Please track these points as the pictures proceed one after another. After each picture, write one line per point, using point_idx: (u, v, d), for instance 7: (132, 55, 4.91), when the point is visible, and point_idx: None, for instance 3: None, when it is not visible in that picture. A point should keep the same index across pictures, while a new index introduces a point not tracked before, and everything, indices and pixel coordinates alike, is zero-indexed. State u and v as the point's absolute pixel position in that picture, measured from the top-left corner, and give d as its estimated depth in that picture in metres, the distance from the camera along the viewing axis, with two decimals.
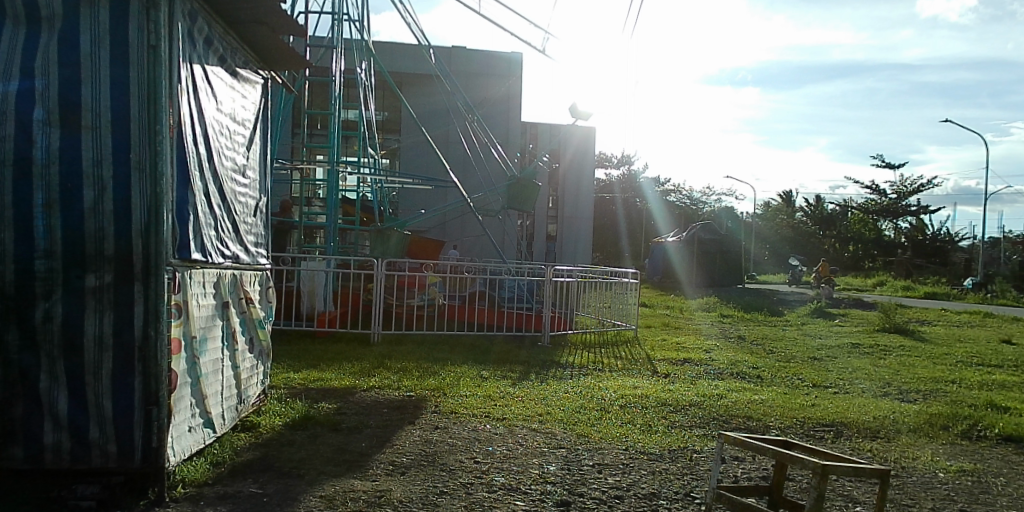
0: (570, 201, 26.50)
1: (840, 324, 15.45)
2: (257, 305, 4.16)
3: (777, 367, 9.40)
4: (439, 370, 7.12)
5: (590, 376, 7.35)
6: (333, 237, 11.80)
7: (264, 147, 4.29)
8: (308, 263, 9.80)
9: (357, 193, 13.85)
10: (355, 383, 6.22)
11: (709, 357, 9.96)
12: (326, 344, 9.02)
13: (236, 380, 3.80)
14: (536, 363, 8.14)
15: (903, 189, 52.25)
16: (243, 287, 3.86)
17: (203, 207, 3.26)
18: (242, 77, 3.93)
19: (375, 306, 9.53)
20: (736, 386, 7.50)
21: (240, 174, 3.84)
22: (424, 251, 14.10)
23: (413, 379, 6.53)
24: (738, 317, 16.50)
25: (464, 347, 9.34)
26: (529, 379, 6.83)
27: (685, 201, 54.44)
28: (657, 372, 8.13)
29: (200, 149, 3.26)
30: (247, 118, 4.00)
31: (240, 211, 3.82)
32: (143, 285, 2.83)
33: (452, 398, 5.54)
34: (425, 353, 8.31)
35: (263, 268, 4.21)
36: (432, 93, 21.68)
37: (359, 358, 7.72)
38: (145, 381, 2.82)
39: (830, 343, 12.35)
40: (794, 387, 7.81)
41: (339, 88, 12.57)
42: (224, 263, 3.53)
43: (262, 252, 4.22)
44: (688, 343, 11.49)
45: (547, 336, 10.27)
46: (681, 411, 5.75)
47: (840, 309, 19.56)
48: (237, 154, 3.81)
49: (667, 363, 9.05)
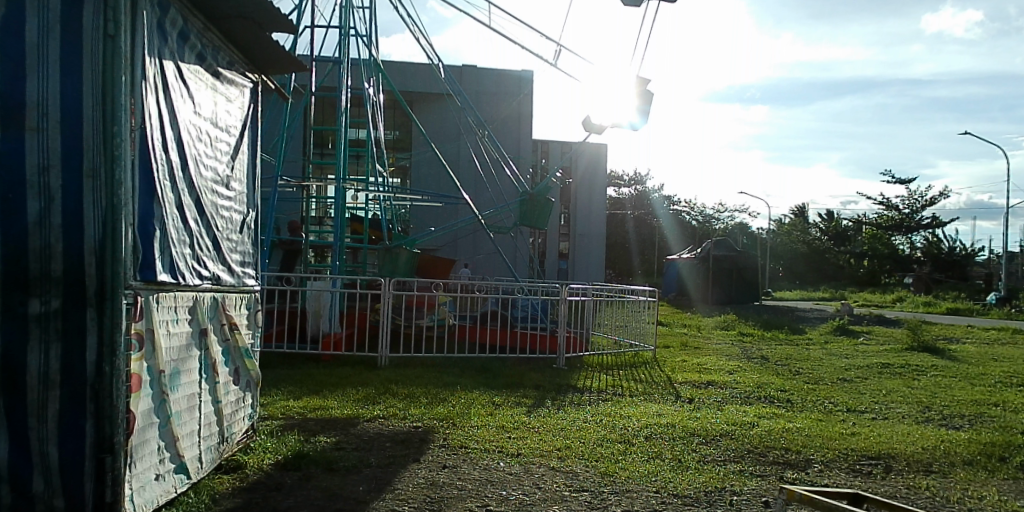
0: (581, 218, 26.05)
1: (864, 342, 14.93)
2: (244, 332, 3.74)
3: (806, 390, 8.90)
4: (449, 396, 6.68)
5: (610, 402, 6.90)
6: (340, 256, 11.42)
7: (254, 158, 3.89)
8: (314, 284, 9.36)
9: (364, 212, 13.44)
10: (358, 412, 5.79)
11: (734, 379, 9.46)
12: (330, 369, 8.59)
13: (217, 416, 3.37)
14: (552, 388, 7.69)
15: (916, 203, 51.68)
16: (226, 312, 3.45)
17: (176, 221, 2.87)
18: (226, 78, 3.53)
19: (382, 328, 9.06)
20: (768, 413, 6.99)
21: (222, 186, 3.44)
22: (434, 270, 13.69)
23: (420, 407, 6.08)
24: (758, 336, 16.01)
25: (476, 370, 8.89)
26: (545, 407, 6.37)
27: (697, 217, 53.92)
28: (681, 397, 7.67)
29: (172, 156, 2.86)
30: (233, 124, 3.60)
31: (223, 226, 3.42)
32: (97, 312, 2.42)
33: (462, 430, 5.10)
34: (434, 377, 7.88)
35: (251, 290, 3.80)
36: (443, 111, 21.42)
37: (365, 384, 7.30)
38: (98, 425, 2.41)
39: (858, 362, 11.81)
40: (827, 413, 7.30)
41: (345, 104, 12.23)
42: (202, 284, 3.12)
43: (251, 273, 3.82)
44: (709, 364, 10.99)
45: (562, 358, 9.77)
46: (712, 442, 5.27)
47: (862, 326, 19.00)
48: (219, 163, 3.41)
49: (690, 386, 8.55)
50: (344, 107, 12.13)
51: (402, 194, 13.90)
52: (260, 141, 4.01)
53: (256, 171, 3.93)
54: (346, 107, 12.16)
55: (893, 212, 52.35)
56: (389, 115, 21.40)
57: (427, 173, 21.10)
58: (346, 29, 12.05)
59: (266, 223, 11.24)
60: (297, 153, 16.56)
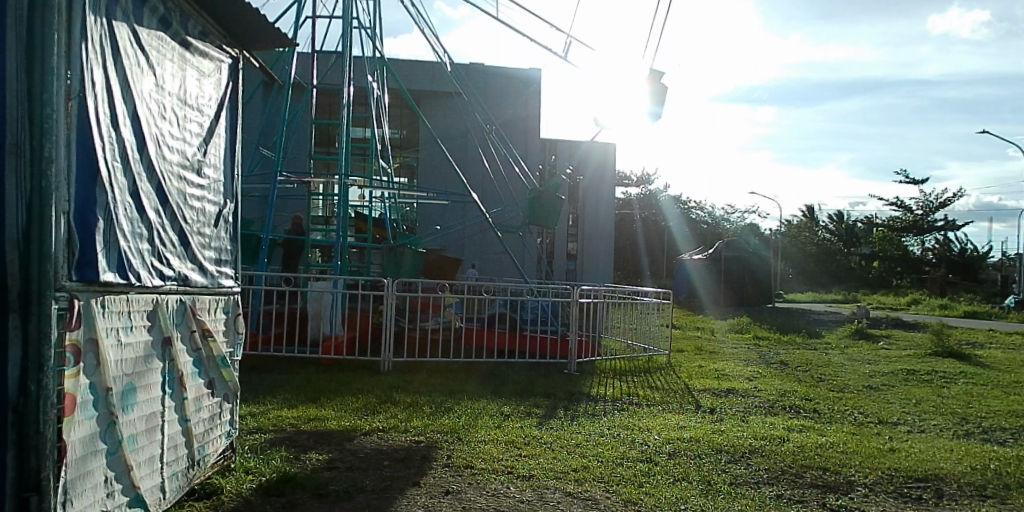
0: (590, 218, 25.58)
1: (886, 347, 14.41)
2: (219, 339, 3.29)
3: (832, 399, 8.44)
4: (455, 405, 6.23)
5: (626, 413, 6.44)
6: (342, 255, 10.98)
7: (233, 142, 3.46)
8: (316, 284, 8.95)
9: (368, 211, 13.00)
10: (356, 423, 5.35)
11: (756, 387, 8.99)
12: (330, 374, 8.16)
13: (186, 437, 2.91)
14: (564, 396, 7.24)
15: (929, 205, 51.00)
16: (197, 317, 3.01)
17: (130, 212, 2.44)
18: (198, 50, 3.10)
19: (386, 331, 8.59)
20: (797, 425, 6.52)
21: (192, 172, 2.99)
22: (441, 271, 13.32)
23: (424, 418, 5.64)
24: (774, 340, 15.51)
25: (484, 376, 8.45)
26: (558, 419, 5.90)
27: (706, 217, 53.38)
28: (701, 407, 7.22)
29: (124, 135, 2.43)
30: (206, 104, 3.16)
31: (193, 219, 2.98)
32: (20, 318, 1.99)
33: (469, 446, 4.64)
34: (439, 384, 7.44)
35: (229, 292, 3.36)
36: (450, 109, 21.00)
37: (365, 391, 6.87)
38: (20, 457, 1.97)
39: (882, 369, 11.30)
40: (859, 426, 6.83)
41: (350, 98, 11.82)
42: (165, 286, 2.68)
43: (228, 272, 3.37)
44: (727, 370, 10.52)
45: (573, 363, 9.31)
46: (742, 461, 4.81)
47: (881, 329, 18.44)
48: (189, 146, 2.97)
49: (710, 395, 8.09)
50: (347, 104, 11.77)
51: (407, 192, 13.47)
52: (240, 124, 3.57)
53: (235, 158, 3.50)
54: (350, 103, 11.79)
55: (906, 214, 51.64)
56: (396, 113, 20.98)
57: (435, 172, 20.69)
58: (350, 22, 11.67)
59: (267, 221, 10.82)
60: (302, 149, 16.16)
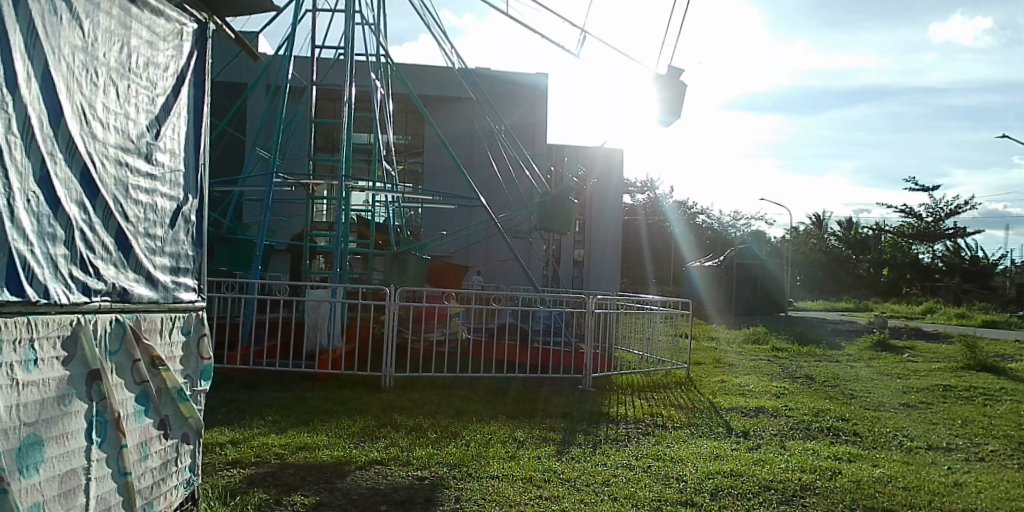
0: (597, 224, 24.95)
1: (914, 360, 13.72)
2: (175, 368, 2.66)
3: (869, 419, 7.79)
4: (463, 429, 5.60)
5: (652, 439, 5.81)
6: (341, 262, 10.32)
7: (200, 124, 2.85)
8: (313, 292, 8.30)
9: (370, 216, 12.38)
10: (350, 453, 4.73)
11: (787, 405, 8.34)
12: (327, 390, 7.54)
13: (126, 495, 2.27)
14: (580, 417, 6.62)
15: (940, 212, 50.25)
16: (143, 343, 2.39)
17: (35, 204, 1.83)
18: (149, 7, 2.48)
19: (387, 343, 7.90)
20: (842, 453, 5.88)
21: (138, 155, 2.36)
22: (447, 279, 12.81)
23: (428, 446, 5.02)
24: (794, 351, 14.85)
25: (493, 393, 7.81)
26: (578, 446, 5.28)
27: (713, 223, 52.72)
28: (732, 429, 6.58)
29: (33, 103, 1.83)
30: (160, 73, 2.54)
31: (138, 217, 2.35)
32: None
33: (480, 483, 4.01)
34: (445, 402, 6.81)
35: (189, 308, 2.74)
36: (455, 113, 20.40)
37: (362, 411, 6.25)
38: None
39: (915, 384, 10.63)
40: (908, 452, 6.19)
41: (350, 96, 11.15)
42: (91, 303, 2.06)
43: (187, 283, 2.74)
44: (750, 384, 9.89)
45: (588, 379, 8.66)
46: (795, 502, 4.17)
47: (904, 340, 17.73)
48: (133, 122, 2.35)
49: (739, 414, 7.45)
50: (348, 102, 11.11)
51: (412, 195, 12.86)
52: (210, 104, 2.97)
53: (203, 144, 2.89)
54: (350, 101, 11.10)
55: (917, 221, 50.91)
56: (400, 116, 20.38)
57: (439, 175, 20.11)
58: (353, 17, 11.08)
59: (262, 225, 10.19)
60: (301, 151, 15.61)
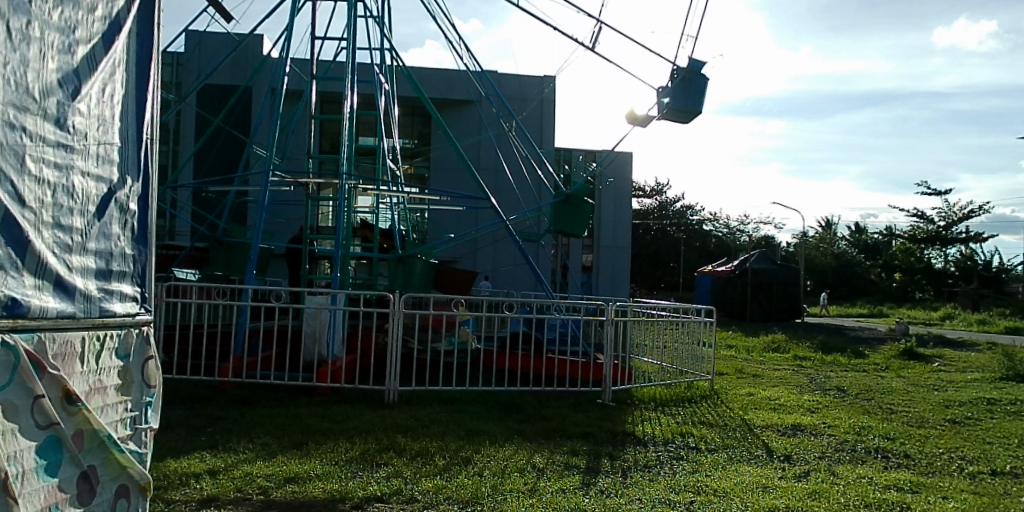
0: (607, 228, 24.29)
1: (947, 370, 12.99)
2: (99, 411, 2.20)
3: (918, 438, 7.13)
4: (476, 454, 4.97)
5: (686, 465, 5.18)
6: (341, 266, 9.62)
7: (141, 103, 2.50)
8: (313, 299, 7.68)
9: (374, 218, 11.78)
10: (348, 486, 4.11)
11: (824, 422, 7.67)
12: (327, 406, 6.92)
13: None
14: (605, 438, 5.98)
15: (953, 216, 49.37)
16: (47, 375, 1.94)
17: None
18: None
19: (391, 354, 7.26)
20: (902, 481, 5.20)
21: (42, 118, 1.95)
22: (455, 285, 12.21)
23: (437, 477, 4.39)
24: (819, 360, 14.15)
25: (508, 409, 7.17)
26: (606, 475, 4.67)
27: (723, 229, 51.88)
28: (773, 452, 5.94)
29: None
30: (84, 17, 2.14)
31: (42, 198, 1.94)
32: None
33: None
34: (454, 421, 6.20)
35: (120, 321, 2.33)
36: (463, 114, 19.83)
37: (362, 431, 5.64)
38: None
39: (953, 396, 9.94)
40: (972, 479, 5.52)
41: (351, 92, 10.54)
42: None
43: (119, 287, 2.35)
44: (781, 398, 9.22)
45: (607, 392, 8.01)
46: None
47: (931, 349, 16.98)
48: (40, 77, 1.94)
49: (775, 433, 6.82)
50: (349, 97, 10.54)
51: (417, 196, 12.26)
52: (156, 77, 2.61)
53: (145, 126, 2.54)
54: (352, 96, 10.50)
55: (929, 225, 50.09)
56: (406, 117, 19.84)
57: (446, 177, 19.53)
58: (353, 7, 10.52)
59: (257, 228, 9.56)
60: (301, 151, 15.07)
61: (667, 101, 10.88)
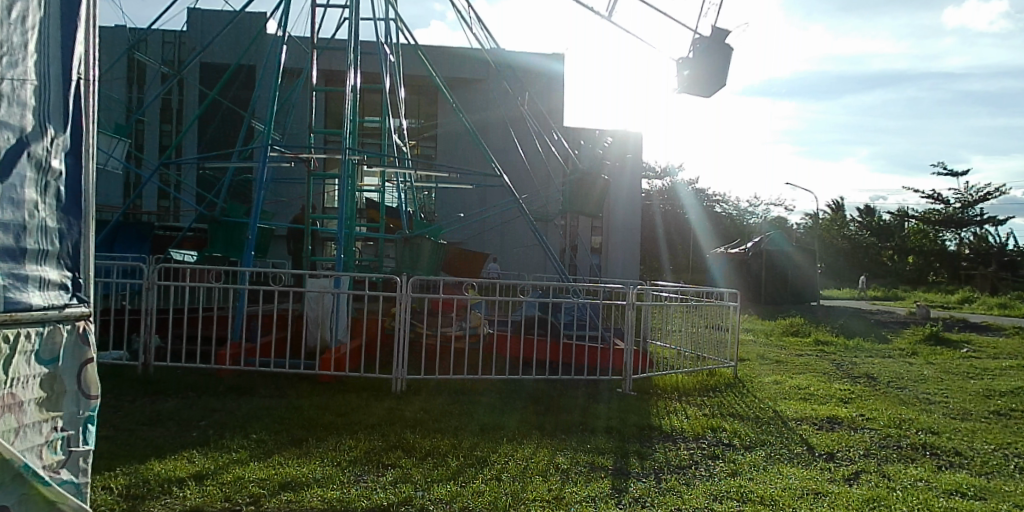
0: (619, 208, 23.70)
1: (978, 356, 12.41)
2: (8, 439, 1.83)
3: (965, 432, 6.61)
4: (491, 455, 4.48)
5: (724, 466, 4.67)
6: (346, 247, 9.08)
7: (70, 43, 2.12)
8: (315, 282, 7.21)
9: (380, 196, 11.18)
10: (349, 495, 3.63)
11: (862, 415, 7.14)
12: (330, 396, 6.46)
13: None
14: (630, 433, 5.48)
15: (968, 197, 48.45)
16: None
17: None
18: None
19: (398, 341, 6.76)
20: (962, 485, 4.68)
21: None
22: (464, 268, 11.70)
23: (449, 483, 3.89)
24: (841, 345, 13.60)
25: (522, 400, 6.69)
26: (637, 480, 4.18)
27: (732, 210, 51.12)
28: (815, 450, 5.42)
29: None
30: None
31: None
32: None
33: None
34: (467, 414, 5.71)
35: (38, 312, 1.98)
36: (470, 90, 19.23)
37: (366, 427, 5.16)
38: None
39: (990, 386, 9.39)
40: None
41: (354, 65, 9.93)
42: None
43: (37, 266, 1.99)
44: (810, 387, 8.69)
45: (628, 381, 7.50)
46: None
47: (955, 333, 16.41)
48: None
49: (812, 427, 6.31)
50: (353, 70, 9.95)
51: (425, 174, 11.72)
52: (90, 13, 2.23)
53: (76, 68, 2.17)
54: (355, 68, 9.90)
55: (943, 206, 49.21)
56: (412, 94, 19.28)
57: (454, 155, 18.96)
58: None
59: (256, 206, 9.02)
60: (302, 127, 14.55)
61: (688, 72, 10.35)
